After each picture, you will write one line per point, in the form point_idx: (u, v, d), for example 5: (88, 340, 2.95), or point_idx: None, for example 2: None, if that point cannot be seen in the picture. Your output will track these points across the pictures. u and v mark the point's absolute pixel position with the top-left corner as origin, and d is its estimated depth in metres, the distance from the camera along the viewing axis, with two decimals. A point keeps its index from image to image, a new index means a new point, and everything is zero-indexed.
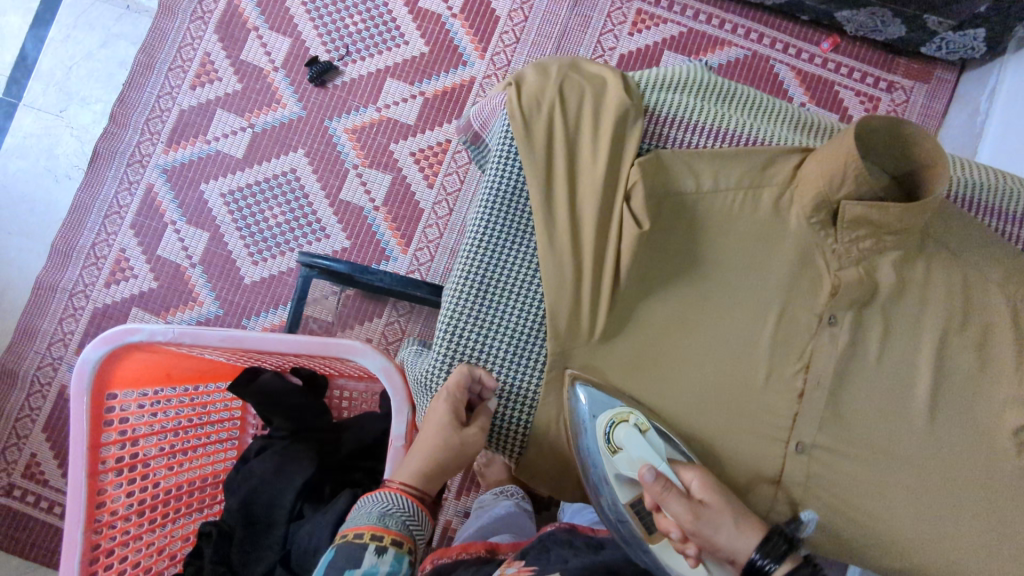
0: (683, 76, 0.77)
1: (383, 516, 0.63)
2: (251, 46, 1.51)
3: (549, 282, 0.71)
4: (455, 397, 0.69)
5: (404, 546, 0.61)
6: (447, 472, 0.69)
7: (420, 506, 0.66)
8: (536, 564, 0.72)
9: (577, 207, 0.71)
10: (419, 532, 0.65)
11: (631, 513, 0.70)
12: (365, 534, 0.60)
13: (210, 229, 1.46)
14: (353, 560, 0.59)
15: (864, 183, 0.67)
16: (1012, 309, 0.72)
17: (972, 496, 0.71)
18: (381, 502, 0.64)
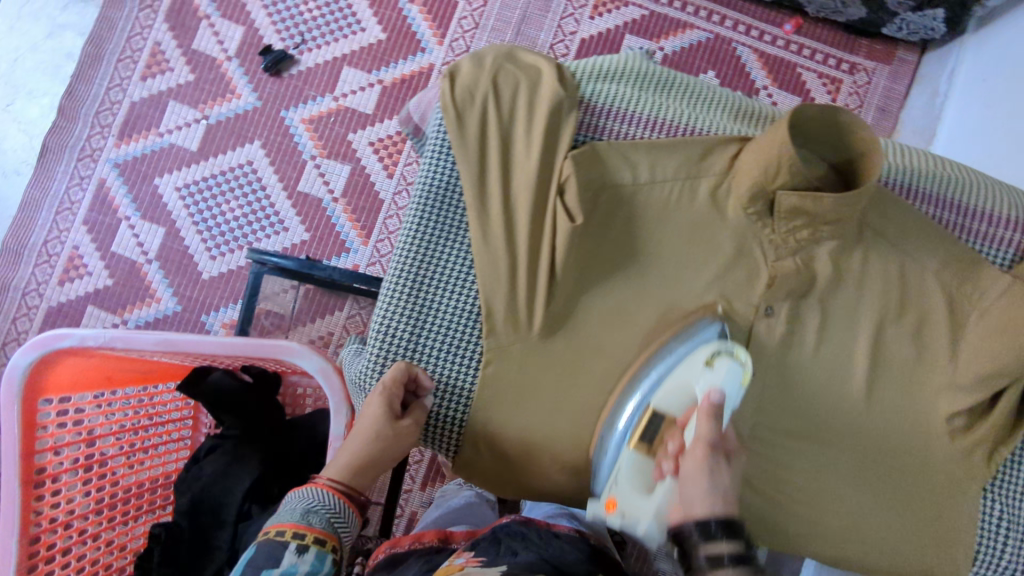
0: (621, 65, 0.75)
1: (306, 513, 0.61)
2: (203, 35, 1.47)
3: (484, 282, 0.69)
4: (390, 392, 0.66)
5: (327, 544, 0.60)
6: (380, 465, 0.67)
7: (348, 504, 0.65)
8: (484, 555, 0.72)
9: (510, 205, 0.70)
10: (345, 530, 0.64)
11: (646, 414, 0.66)
12: (286, 532, 0.59)
13: (166, 224, 1.43)
14: (274, 560, 0.57)
15: (797, 173, 0.66)
16: (947, 297, 0.72)
17: (906, 483, 0.72)
18: (306, 498, 0.63)
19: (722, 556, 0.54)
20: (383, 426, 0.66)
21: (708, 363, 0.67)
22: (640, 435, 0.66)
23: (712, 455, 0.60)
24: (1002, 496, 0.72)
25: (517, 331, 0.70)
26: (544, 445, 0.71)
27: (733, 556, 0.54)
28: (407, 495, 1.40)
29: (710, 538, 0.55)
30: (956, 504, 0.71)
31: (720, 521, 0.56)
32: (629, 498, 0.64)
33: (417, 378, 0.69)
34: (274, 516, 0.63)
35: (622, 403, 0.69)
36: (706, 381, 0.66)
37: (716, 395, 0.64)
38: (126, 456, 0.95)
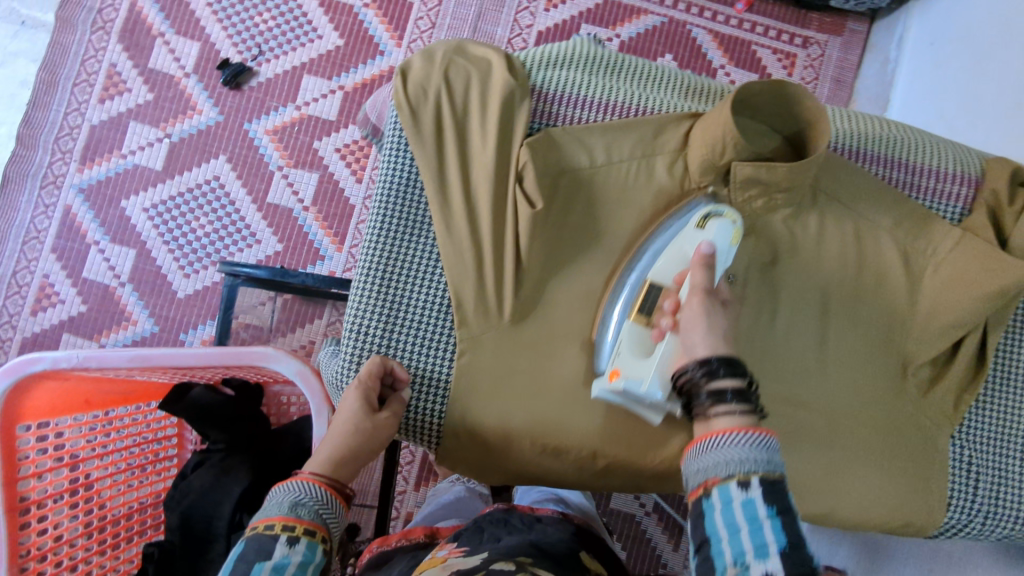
0: (571, 52, 0.77)
1: (295, 505, 0.60)
2: (158, 53, 1.46)
3: (451, 272, 0.70)
4: (366, 385, 0.68)
5: (317, 536, 0.59)
6: (361, 458, 0.67)
7: (334, 494, 0.63)
8: (467, 545, 0.73)
9: (472, 195, 0.71)
10: (335, 520, 0.63)
11: (644, 286, 0.69)
12: (275, 525, 0.58)
13: (137, 245, 1.42)
14: (265, 553, 0.57)
15: (747, 143, 0.68)
16: (902, 253, 0.75)
17: (877, 435, 0.74)
18: (295, 490, 0.61)
19: (725, 392, 0.57)
20: (362, 419, 0.67)
21: (700, 225, 0.68)
22: (640, 307, 0.68)
23: (708, 301, 0.63)
24: (971, 441, 0.74)
25: (490, 318, 0.70)
26: (524, 429, 0.72)
27: (735, 391, 0.56)
28: (401, 496, 1.41)
29: (713, 375, 0.58)
30: (925, 452, 0.73)
31: (722, 360, 0.59)
32: (632, 366, 0.67)
33: (394, 371, 0.70)
34: (263, 508, 0.62)
35: (617, 292, 0.71)
36: (695, 242, 0.68)
37: (706, 249, 0.65)
38: (112, 476, 0.95)
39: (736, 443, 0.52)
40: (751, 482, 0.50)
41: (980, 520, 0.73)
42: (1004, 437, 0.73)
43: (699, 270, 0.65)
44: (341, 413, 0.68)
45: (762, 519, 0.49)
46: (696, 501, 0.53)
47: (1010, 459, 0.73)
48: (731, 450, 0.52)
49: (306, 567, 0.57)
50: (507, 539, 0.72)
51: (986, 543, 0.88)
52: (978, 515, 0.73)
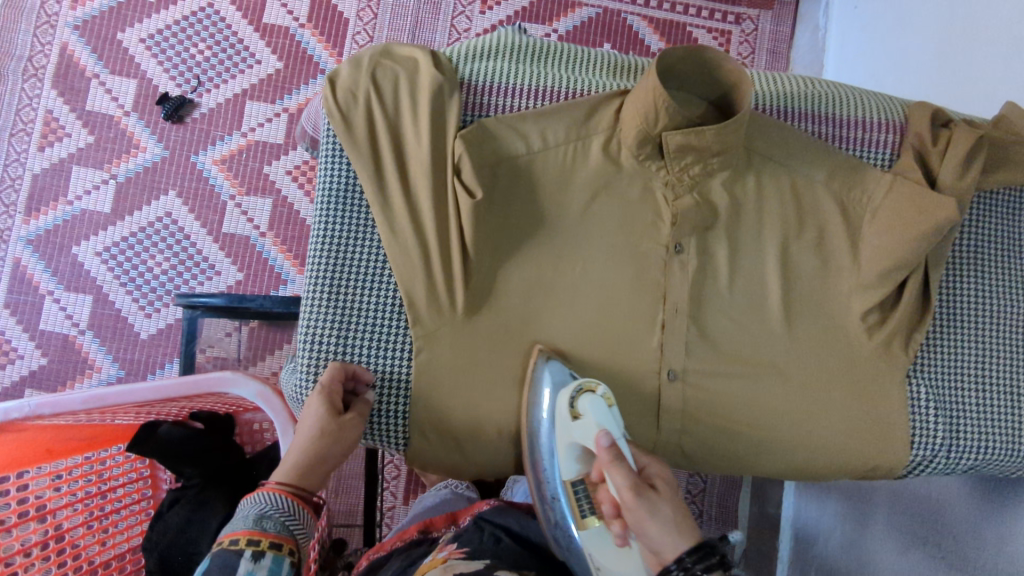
0: (496, 43, 0.77)
1: (260, 518, 0.61)
2: (95, 94, 1.44)
3: (399, 272, 0.70)
4: (325, 389, 0.67)
5: (284, 549, 0.60)
6: (328, 463, 0.66)
7: (301, 505, 0.64)
8: (468, 545, 0.69)
9: (411, 193, 0.71)
10: (301, 532, 0.63)
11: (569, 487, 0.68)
12: (240, 539, 0.59)
13: (93, 291, 1.39)
14: (230, 568, 0.57)
15: (676, 113, 0.69)
16: (839, 205, 0.76)
17: (837, 385, 0.75)
18: (261, 502, 0.62)
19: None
20: (327, 422, 0.65)
21: (575, 415, 0.67)
22: (580, 511, 0.67)
23: (640, 491, 0.59)
24: (926, 379, 0.76)
25: (443, 311, 0.71)
26: (489, 420, 0.72)
27: None
28: (391, 512, 1.40)
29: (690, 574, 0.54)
30: (885, 395, 0.75)
31: (693, 554, 0.54)
32: (617, 572, 0.62)
33: (355, 374, 0.70)
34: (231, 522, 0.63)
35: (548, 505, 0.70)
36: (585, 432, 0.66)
37: (605, 437, 0.63)
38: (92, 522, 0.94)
39: None
40: None
41: (944, 455, 0.75)
42: (956, 371, 0.76)
43: (612, 465, 0.61)
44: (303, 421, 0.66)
45: None
46: None
47: (965, 392, 0.76)
48: None
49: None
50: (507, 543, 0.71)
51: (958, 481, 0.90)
52: (942, 450, 0.74)
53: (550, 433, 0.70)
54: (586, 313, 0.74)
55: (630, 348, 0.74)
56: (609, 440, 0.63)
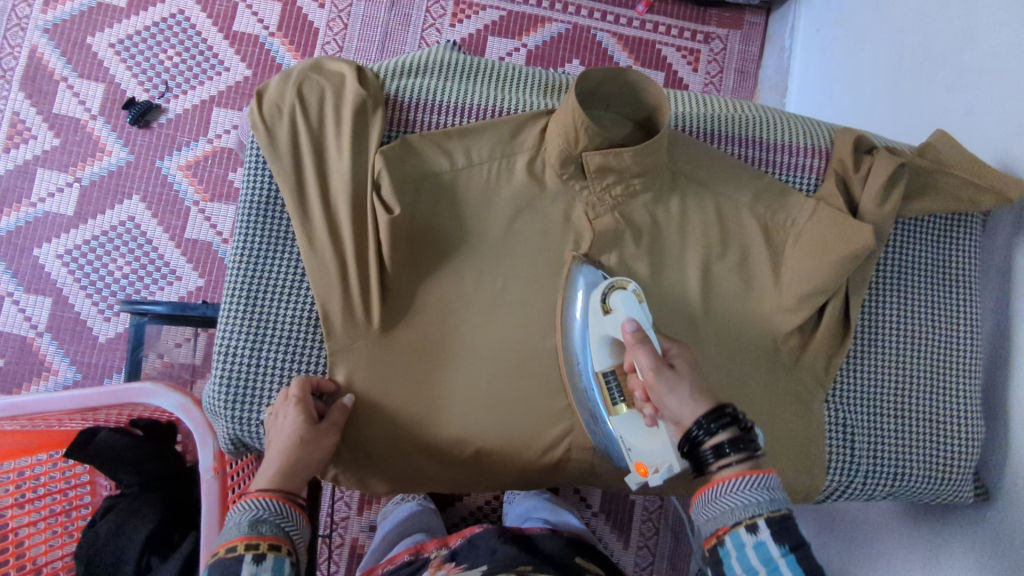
0: (425, 60, 0.78)
1: (255, 523, 0.59)
2: (62, 98, 1.44)
3: (316, 286, 0.70)
4: (300, 395, 0.67)
5: (283, 549, 0.58)
6: (311, 467, 0.66)
7: (292, 505, 0.62)
8: (465, 562, 0.84)
9: (331, 208, 0.71)
10: (298, 531, 0.62)
11: (600, 381, 0.69)
12: (237, 546, 0.57)
13: (53, 293, 1.39)
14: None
15: (595, 133, 0.69)
16: (762, 227, 0.77)
17: (753, 407, 0.76)
18: (252, 509, 0.60)
19: (722, 446, 0.57)
20: (305, 428, 0.65)
21: (607, 309, 0.68)
22: (613, 400, 0.68)
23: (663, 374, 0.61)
24: (842, 405, 0.78)
25: (358, 325, 0.71)
26: (405, 434, 0.73)
27: (732, 442, 0.57)
28: (344, 523, 1.38)
29: (709, 433, 0.57)
30: (800, 418, 0.76)
31: (711, 413, 0.58)
32: (646, 452, 0.65)
33: (319, 385, 0.69)
34: (221, 535, 0.60)
35: (583, 398, 0.72)
36: (614, 324, 0.67)
37: (631, 324, 0.64)
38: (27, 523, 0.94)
39: (740, 491, 0.55)
40: (760, 526, 0.53)
41: (861, 481, 0.77)
42: (874, 396, 0.79)
43: (638, 348, 0.62)
44: (278, 427, 0.66)
45: (778, 559, 0.51)
46: (713, 550, 0.55)
47: (882, 418, 0.78)
48: (747, 501, 0.54)
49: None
50: (501, 553, 0.83)
51: (890, 506, 0.90)
52: (860, 475, 0.77)
53: (583, 329, 0.70)
54: (504, 330, 0.74)
55: (548, 366, 0.74)
56: (635, 327, 0.64)
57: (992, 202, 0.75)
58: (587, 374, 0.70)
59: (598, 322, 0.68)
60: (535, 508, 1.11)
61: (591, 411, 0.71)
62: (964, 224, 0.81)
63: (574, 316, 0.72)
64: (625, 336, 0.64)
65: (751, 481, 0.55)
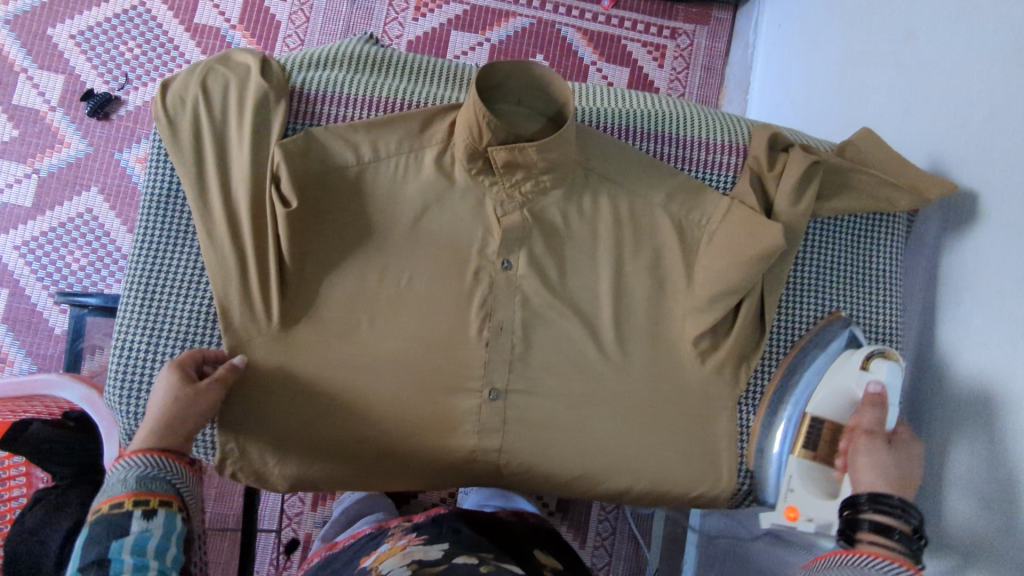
0: (335, 59, 0.78)
1: (144, 479, 0.59)
2: (21, 89, 1.44)
3: (215, 281, 0.70)
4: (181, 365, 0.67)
5: (173, 505, 0.59)
6: (190, 425, 0.65)
7: (180, 461, 0.63)
8: (426, 536, 0.84)
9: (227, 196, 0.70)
10: (188, 488, 0.63)
11: (805, 419, 0.70)
12: (125, 502, 0.57)
13: (9, 284, 1.39)
14: (118, 530, 0.55)
15: (499, 128, 0.67)
16: (677, 226, 0.75)
17: (663, 409, 0.74)
18: (135, 466, 0.60)
19: (887, 528, 0.58)
20: (181, 388, 0.65)
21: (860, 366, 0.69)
22: (804, 442, 0.69)
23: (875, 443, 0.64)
24: (755, 407, 0.76)
25: (259, 311, 0.70)
26: (307, 429, 0.72)
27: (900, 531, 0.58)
28: (298, 518, 1.34)
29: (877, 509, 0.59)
30: (711, 422, 0.75)
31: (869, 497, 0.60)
32: (810, 502, 0.66)
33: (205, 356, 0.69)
34: (102, 491, 0.59)
35: (772, 427, 0.73)
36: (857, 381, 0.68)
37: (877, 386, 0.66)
38: None
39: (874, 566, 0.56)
40: None
41: None
42: None
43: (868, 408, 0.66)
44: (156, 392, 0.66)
45: None
46: None
47: None
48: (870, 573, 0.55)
49: (168, 537, 0.57)
50: (464, 533, 0.85)
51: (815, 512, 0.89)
52: None
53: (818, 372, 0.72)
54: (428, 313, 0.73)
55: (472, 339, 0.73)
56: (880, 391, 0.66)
57: (910, 203, 0.74)
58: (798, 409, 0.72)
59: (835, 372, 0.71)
60: (490, 496, 1.13)
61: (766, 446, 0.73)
62: (887, 223, 0.79)
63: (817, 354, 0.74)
64: (868, 394, 0.66)
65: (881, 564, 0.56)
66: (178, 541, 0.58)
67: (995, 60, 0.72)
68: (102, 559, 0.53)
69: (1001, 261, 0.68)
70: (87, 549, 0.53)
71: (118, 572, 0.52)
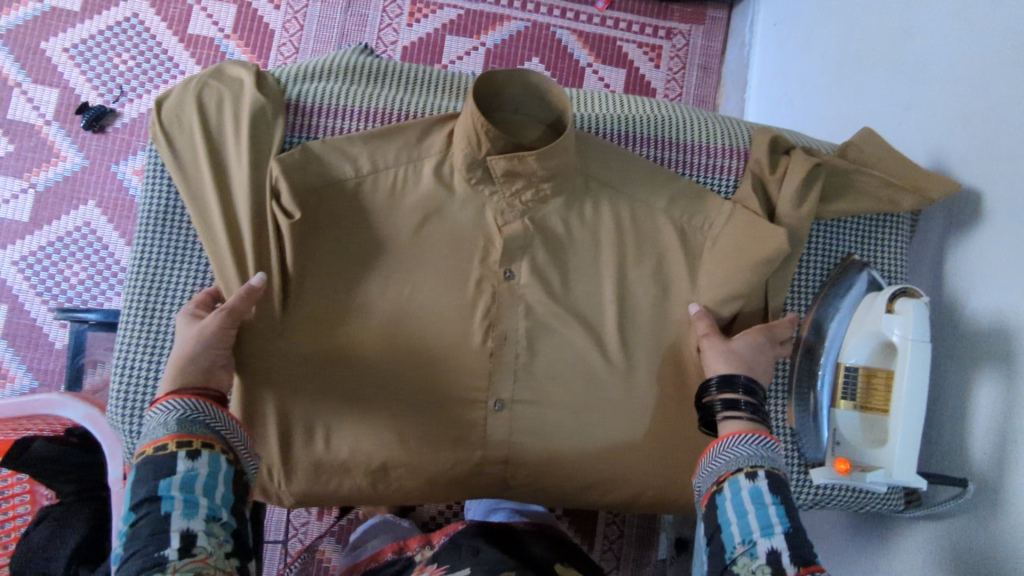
0: (331, 70, 0.78)
1: (183, 422, 0.57)
2: (16, 103, 1.43)
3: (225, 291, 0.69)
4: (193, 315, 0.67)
5: (217, 446, 0.58)
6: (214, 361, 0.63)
7: (217, 404, 0.60)
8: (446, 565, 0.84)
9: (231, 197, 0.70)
10: (233, 429, 0.61)
11: (840, 371, 0.71)
12: (168, 445, 0.56)
13: (9, 300, 1.38)
14: (165, 471, 0.55)
15: (498, 137, 0.67)
16: (680, 231, 0.75)
17: (671, 417, 0.74)
18: (175, 409, 0.58)
19: (736, 402, 0.63)
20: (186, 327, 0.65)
21: (888, 308, 0.68)
22: (843, 395, 0.70)
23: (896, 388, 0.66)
24: None
25: (260, 316, 0.70)
26: (311, 445, 0.71)
27: (747, 403, 0.63)
28: (305, 527, 1.33)
29: (724, 388, 0.64)
30: None
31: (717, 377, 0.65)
32: (857, 452, 0.68)
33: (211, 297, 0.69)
34: (144, 431, 0.58)
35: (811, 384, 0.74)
36: (889, 324, 0.67)
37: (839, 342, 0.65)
38: None
39: (743, 442, 0.60)
40: (756, 474, 0.57)
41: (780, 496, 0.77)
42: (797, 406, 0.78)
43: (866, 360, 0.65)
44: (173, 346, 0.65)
45: (769, 505, 0.55)
46: (710, 501, 0.58)
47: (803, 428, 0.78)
48: (741, 449, 0.59)
49: (215, 477, 0.56)
50: (482, 552, 0.84)
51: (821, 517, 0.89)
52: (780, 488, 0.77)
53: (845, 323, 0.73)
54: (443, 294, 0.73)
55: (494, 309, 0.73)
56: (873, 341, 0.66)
57: (913, 203, 0.74)
58: (832, 358, 0.73)
59: (863, 318, 0.71)
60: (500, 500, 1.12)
61: (810, 404, 0.74)
62: (893, 223, 0.78)
63: (840, 304, 0.75)
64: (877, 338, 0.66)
65: (750, 438, 0.60)
66: (225, 480, 0.57)
67: (995, 59, 0.71)
68: (153, 496, 0.54)
69: (1009, 262, 0.67)
70: (138, 486, 0.55)
71: (171, 511, 0.53)
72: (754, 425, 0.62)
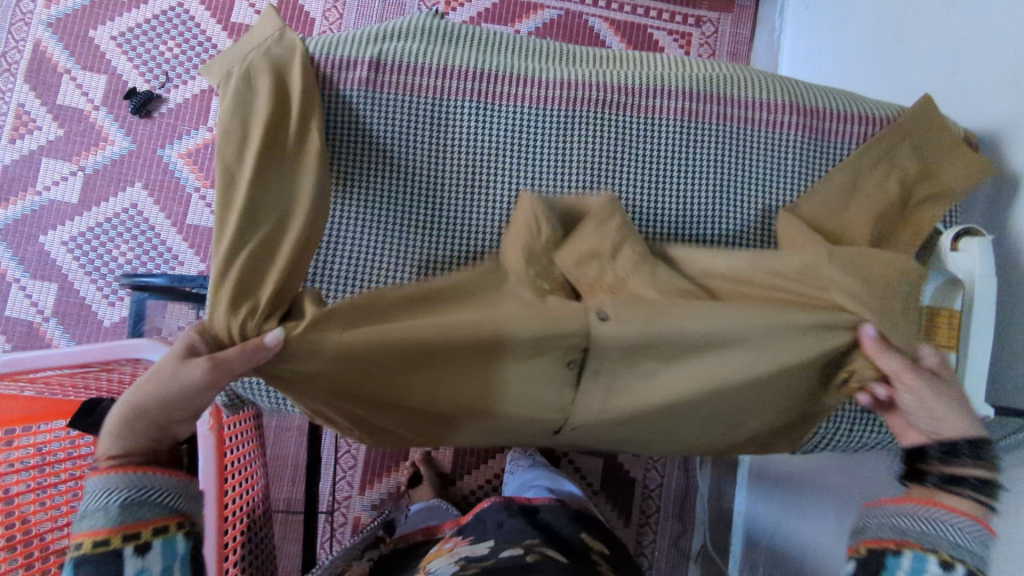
0: (409, 31, 0.82)
1: (128, 505, 0.57)
2: (66, 89, 1.47)
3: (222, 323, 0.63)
4: (190, 347, 0.61)
5: (169, 529, 0.59)
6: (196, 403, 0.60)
7: (157, 471, 0.60)
8: (470, 535, 0.90)
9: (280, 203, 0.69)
10: (185, 491, 0.62)
11: None
12: (111, 539, 0.56)
13: (59, 279, 1.42)
14: (113, 568, 0.56)
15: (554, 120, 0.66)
16: None
17: None
18: (119, 487, 0.57)
19: (967, 478, 0.59)
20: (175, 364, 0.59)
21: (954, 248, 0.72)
22: None
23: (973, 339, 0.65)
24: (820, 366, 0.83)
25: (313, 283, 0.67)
26: None
27: (979, 479, 0.59)
28: (347, 502, 1.36)
29: (956, 458, 0.60)
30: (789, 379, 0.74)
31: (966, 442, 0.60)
32: None
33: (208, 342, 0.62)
34: (82, 508, 0.58)
35: None
36: (956, 261, 0.72)
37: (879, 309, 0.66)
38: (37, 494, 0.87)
39: (960, 529, 0.57)
40: (955, 567, 0.56)
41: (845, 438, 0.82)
42: None
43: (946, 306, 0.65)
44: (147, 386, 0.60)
45: None
46: (879, 554, 0.59)
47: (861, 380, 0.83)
48: (952, 530, 0.57)
49: (167, 563, 0.59)
50: (506, 523, 0.90)
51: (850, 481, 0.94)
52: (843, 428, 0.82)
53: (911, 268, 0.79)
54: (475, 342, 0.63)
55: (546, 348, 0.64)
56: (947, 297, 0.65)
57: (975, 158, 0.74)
58: None
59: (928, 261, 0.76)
60: (536, 475, 1.17)
61: None
62: None
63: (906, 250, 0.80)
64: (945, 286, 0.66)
65: (968, 524, 0.57)
66: (182, 562, 0.60)
67: None
68: None
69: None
70: None
71: None
72: (982, 508, 0.58)
